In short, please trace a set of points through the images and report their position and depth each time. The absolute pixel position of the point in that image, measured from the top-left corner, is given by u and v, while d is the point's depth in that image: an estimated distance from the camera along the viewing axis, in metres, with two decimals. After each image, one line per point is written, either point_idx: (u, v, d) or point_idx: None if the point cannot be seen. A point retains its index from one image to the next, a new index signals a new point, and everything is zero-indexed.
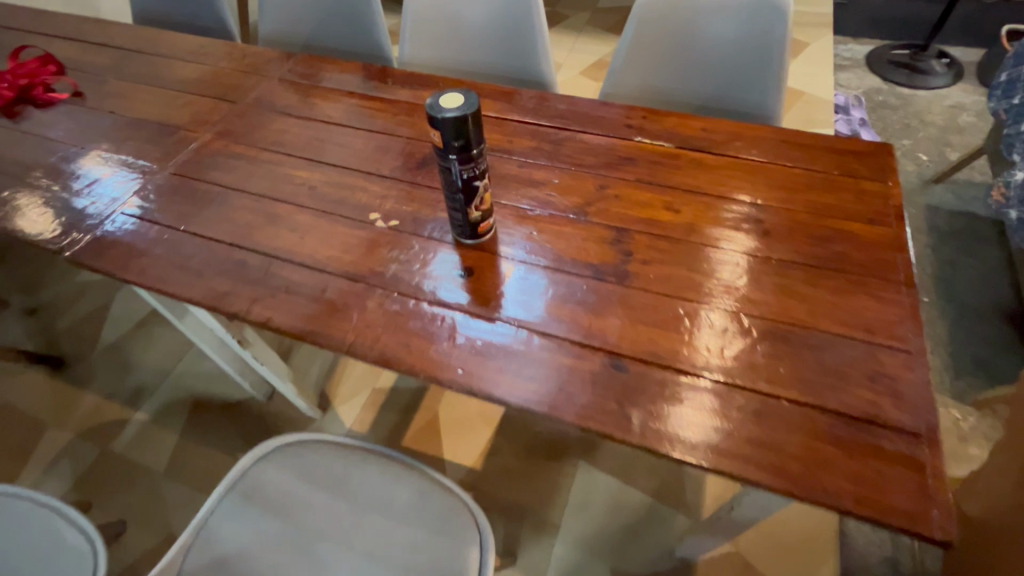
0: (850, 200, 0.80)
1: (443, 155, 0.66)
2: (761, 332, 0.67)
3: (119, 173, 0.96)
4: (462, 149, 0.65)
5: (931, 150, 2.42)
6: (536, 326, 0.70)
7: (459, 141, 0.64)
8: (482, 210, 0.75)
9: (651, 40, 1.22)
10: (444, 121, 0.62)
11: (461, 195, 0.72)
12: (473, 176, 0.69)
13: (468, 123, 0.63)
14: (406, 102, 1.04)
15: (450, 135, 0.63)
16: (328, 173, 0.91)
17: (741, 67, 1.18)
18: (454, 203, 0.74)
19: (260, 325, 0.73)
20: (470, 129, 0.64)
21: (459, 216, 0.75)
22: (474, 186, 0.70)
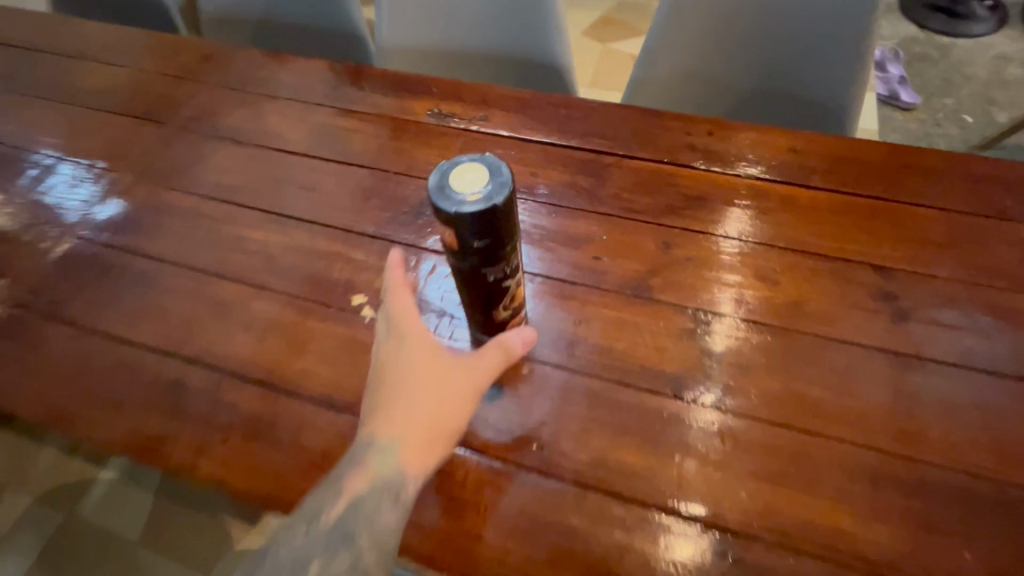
0: (1011, 259, 0.58)
1: (457, 256, 0.45)
2: (921, 486, 0.47)
3: (73, 173, 0.77)
4: (487, 250, 0.44)
5: (976, 110, 2.17)
6: (599, 480, 0.50)
7: (484, 239, 0.42)
8: (512, 310, 0.53)
9: (692, 21, 0.92)
10: (461, 214, 0.40)
11: (482, 299, 0.50)
12: (502, 278, 0.47)
13: (496, 216, 0.41)
14: (389, 118, 0.79)
15: (471, 236, 0.42)
16: (292, 232, 0.67)
17: (812, 61, 0.89)
18: (470, 305, 0.51)
19: (210, 486, 0.52)
20: (502, 224, 0.42)
21: (476, 319, 0.53)
22: (502, 288, 0.49)
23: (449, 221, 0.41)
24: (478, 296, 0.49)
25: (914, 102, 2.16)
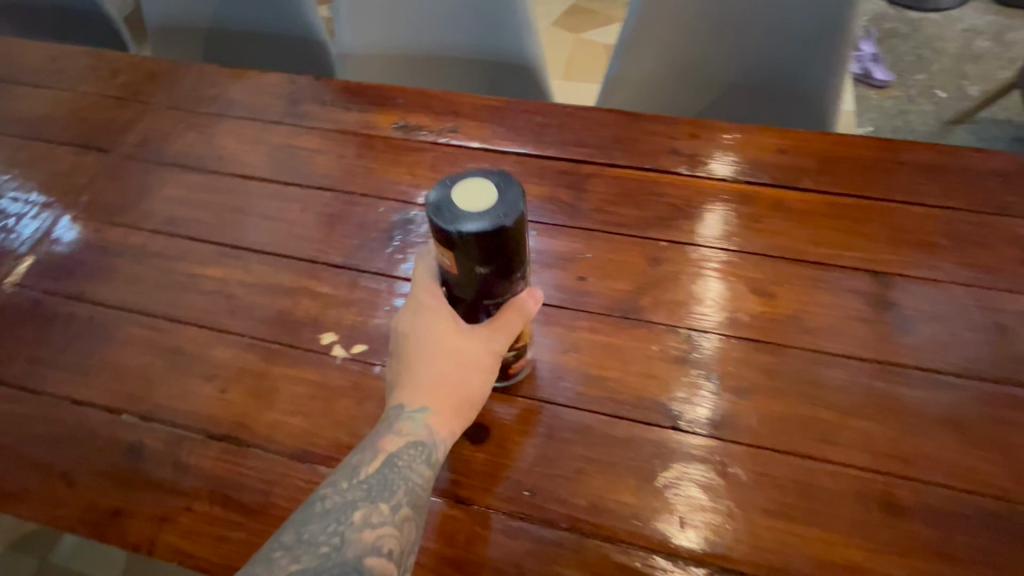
0: (1013, 255, 0.56)
1: (457, 276, 0.44)
2: (934, 510, 0.45)
3: (16, 202, 0.71)
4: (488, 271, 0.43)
5: (949, 84, 2.17)
6: (597, 525, 0.46)
7: (485, 261, 0.42)
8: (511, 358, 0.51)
9: (668, 16, 0.88)
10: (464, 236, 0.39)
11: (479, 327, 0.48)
12: (500, 301, 0.46)
13: (501, 238, 0.41)
14: (353, 135, 0.74)
15: (471, 256, 0.41)
16: (253, 267, 0.62)
17: (790, 56, 0.86)
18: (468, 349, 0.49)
19: (174, 561, 0.47)
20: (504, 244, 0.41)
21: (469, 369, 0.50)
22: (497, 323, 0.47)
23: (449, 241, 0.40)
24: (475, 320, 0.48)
25: (887, 80, 2.16)
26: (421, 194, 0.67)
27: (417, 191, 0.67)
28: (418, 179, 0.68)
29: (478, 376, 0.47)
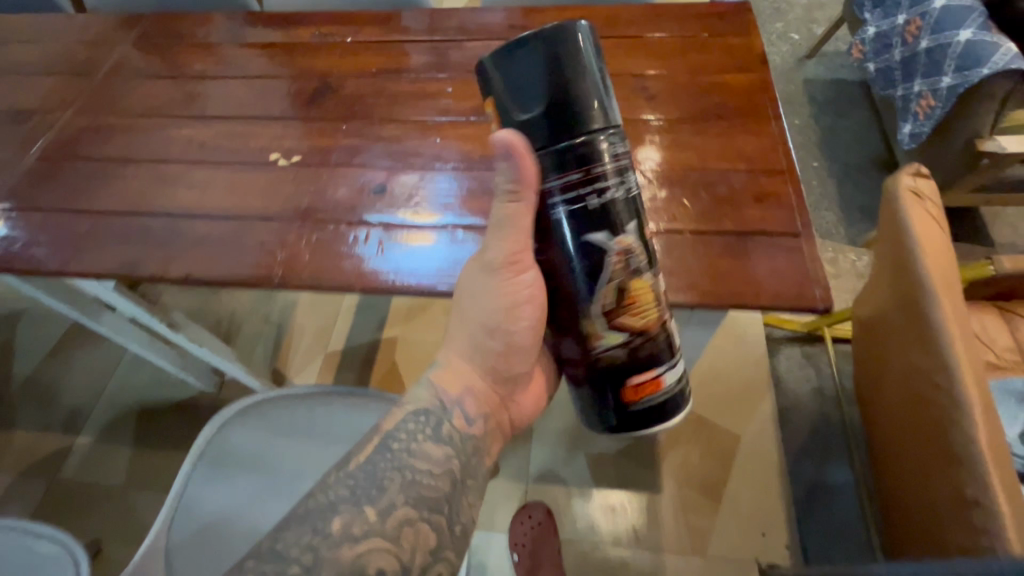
0: (720, 56, 0.87)
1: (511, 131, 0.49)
2: (660, 183, 0.74)
3: None
4: (533, 118, 0.48)
5: (801, 30, 2.50)
6: (458, 224, 0.74)
7: (525, 104, 0.48)
8: (615, 351, 0.54)
9: None
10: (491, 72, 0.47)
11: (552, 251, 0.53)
12: (570, 184, 0.49)
13: (539, 62, 0.46)
14: (277, 45, 1.00)
15: (506, 99, 0.48)
16: (217, 125, 0.87)
17: None
18: (551, 314, 0.58)
19: (184, 281, 0.71)
20: (543, 85, 0.46)
21: (570, 366, 0.59)
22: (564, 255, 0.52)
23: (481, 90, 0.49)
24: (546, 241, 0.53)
25: None
26: (334, 73, 0.93)
27: (331, 71, 0.94)
28: (332, 63, 0.95)
29: (487, 325, 0.63)
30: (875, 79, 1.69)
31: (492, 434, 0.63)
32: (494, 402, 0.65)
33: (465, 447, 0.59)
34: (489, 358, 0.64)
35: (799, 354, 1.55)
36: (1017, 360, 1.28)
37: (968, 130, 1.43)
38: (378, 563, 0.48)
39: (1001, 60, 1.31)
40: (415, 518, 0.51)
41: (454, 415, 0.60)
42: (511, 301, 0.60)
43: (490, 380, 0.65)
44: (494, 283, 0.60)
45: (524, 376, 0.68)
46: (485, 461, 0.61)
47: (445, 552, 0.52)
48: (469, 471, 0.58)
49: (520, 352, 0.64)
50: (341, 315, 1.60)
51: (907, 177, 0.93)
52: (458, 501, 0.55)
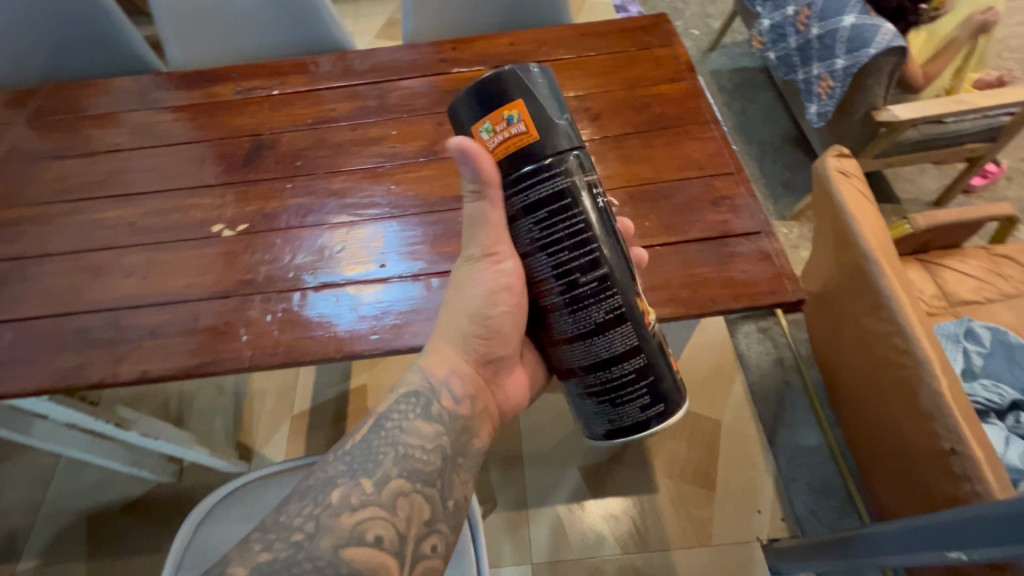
0: (651, 68, 0.91)
1: (543, 137, 0.49)
2: (621, 201, 0.75)
3: None
4: (562, 123, 0.50)
5: (699, 24, 2.66)
6: (426, 271, 0.72)
7: (554, 112, 0.49)
8: (661, 325, 0.56)
9: None
10: (519, 75, 0.48)
11: (605, 236, 0.52)
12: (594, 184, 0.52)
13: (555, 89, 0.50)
14: (198, 105, 0.93)
15: (545, 99, 0.48)
16: (144, 202, 0.80)
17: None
18: (583, 317, 0.53)
19: (136, 380, 0.64)
20: (557, 98, 0.50)
21: (621, 363, 0.54)
22: (616, 236, 0.52)
23: (507, 91, 0.47)
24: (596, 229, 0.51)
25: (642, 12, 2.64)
26: (266, 129, 0.89)
27: (261, 127, 0.89)
28: (261, 119, 0.90)
29: (471, 312, 0.60)
30: (777, 66, 1.83)
31: (480, 415, 0.60)
32: (479, 384, 0.62)
33: (455, 425, 0.57)
34: (472, 343, 0.61)
35: (757, 331, 1.63)
36: (944, 305, 1.40)
37: (866, 103, 1.58)
38: (373, 531, 0.47)
39: (883, 39, 1.44)
40: (408, 490, 0.50)
41: (442, 395, 0.57)
42: (491, 283, 0.58)
43: (474, 363, 0.61)
44: (477, 269, 0.58)
45: (508, 361, 0.65)
46: (476, 440, 0.58)
47: (437, 524, 0.51)
48: (459, 449, 0.56)
49: (501, 337, 0.62)
50: (302, 373, 1.52)
51: (832, 158, 1.01)
52: (448, 477, 0.53)
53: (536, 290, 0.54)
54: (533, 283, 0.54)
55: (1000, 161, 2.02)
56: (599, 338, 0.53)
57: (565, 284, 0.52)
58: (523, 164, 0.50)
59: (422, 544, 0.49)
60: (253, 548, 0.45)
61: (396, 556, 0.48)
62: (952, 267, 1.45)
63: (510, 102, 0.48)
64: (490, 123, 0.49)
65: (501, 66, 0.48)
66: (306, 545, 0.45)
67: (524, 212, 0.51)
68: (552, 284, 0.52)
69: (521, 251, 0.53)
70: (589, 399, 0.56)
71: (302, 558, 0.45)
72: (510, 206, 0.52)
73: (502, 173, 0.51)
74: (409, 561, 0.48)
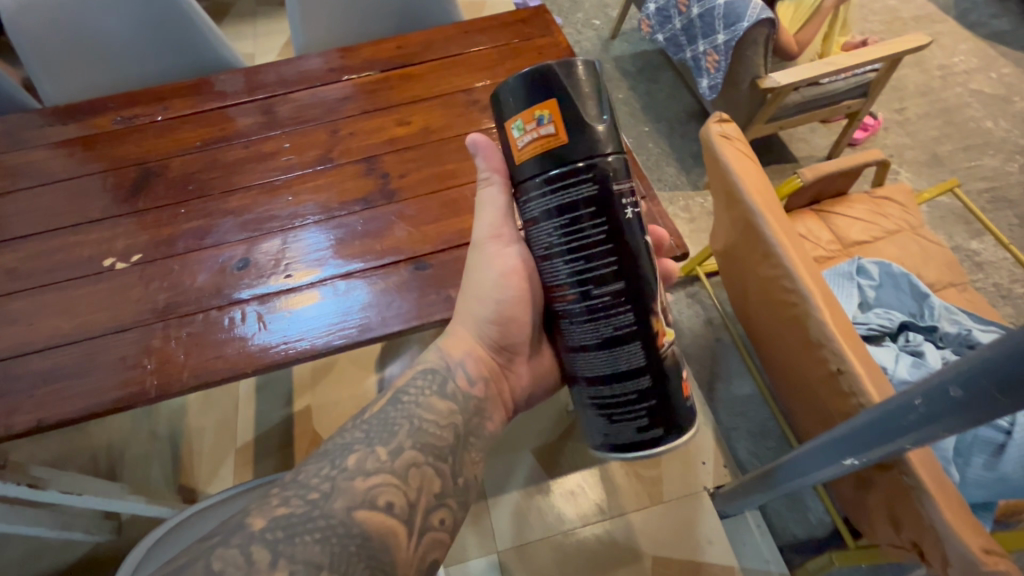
0: (534, 57, 0.95)
1: (579, 140, 0.48)
2: None
3: None
4: (601, 124, 0.49)
5: (598, 13, 2.77)
6: (337, 274, 0.73)
7: (591, 114, 0.49)
8: (674, 345, 0.57)
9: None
10: (561, 74, 0.48)
11: (626, 254, 0.52)
12: (630, 192, 0.51)
13: (600, 88, 0.50)
14: (75, 139, 0.89)
15: (578, 101, 0.48)
16: (25, 246, 0.77)
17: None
18: (594, 330, 0.54)
19: (35, 428, 0.61)
20: (601, 99, 0.50)
21: (624, 381, 0.55)
22: (639, 255, 0.52)
23: (544, 90, 0.48)
24: (617, 243, 0.51)
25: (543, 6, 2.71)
26: (153, 156, 0.86)
27: (145, 155, 0.86)
28: (146, 147, 0.87)
29: (490, 298, 0.65)
30: (668, 47, 1.94)
31: (493, 399, 0.65)
32: (493, 368, 0.67)
33: (468, 405, 0.62)
34: (485, 329, 0.66)
35: (685, 297, 1.73)
36: (840, 248, 1.54)
37: (749, 73, 1.70)
38: (385, 497, 0.50)
39: (754, 13, 1.56)
40: (420, 461, 0.54)
41: (456, 374, 0.63)
42: (498, 267, 0.63)
43: (488, 348, 0.67)
44: (485, 255, 0.65)
45: (525, 346, 0.70)
46: (487, 422, 0.63)
47: (446, 499, 0.54)
48: (470, 429, 0.60)
49: (510, 323, 0.66)
50: (240, 403, 1.47)
51: (714, 124, 1.08)
52: (459, 454, 0.57)
53: (551, 293, 0.55)
54: (548, 285, 0.55)
55: (876, 114, 2.23)
56: (605, 352, 0.55)
57: (578, 294, 0.53)
58: (551, 168, 0.49)
59: (431, 516, 0.52)
60: (271, 502, 0.47)
61: (405, 523, 0.50)
62: (843, 213, 1.59)
63: (543, 101, 0.48)
64: (523, 121, 0.49)
65: (549, 63, 0.49)
66: (321, 504, 0.47)
67: (547, 217, 0.51)
68: (567, 292, 0.53)
69: (536, 255, 0.54)
70: (590, 408, 0.59)
71: (317, 514, 0.47)
72: (535, 206, 0.51)
73: (531, 171, 0.50)
74: (416, 530, 0.51)
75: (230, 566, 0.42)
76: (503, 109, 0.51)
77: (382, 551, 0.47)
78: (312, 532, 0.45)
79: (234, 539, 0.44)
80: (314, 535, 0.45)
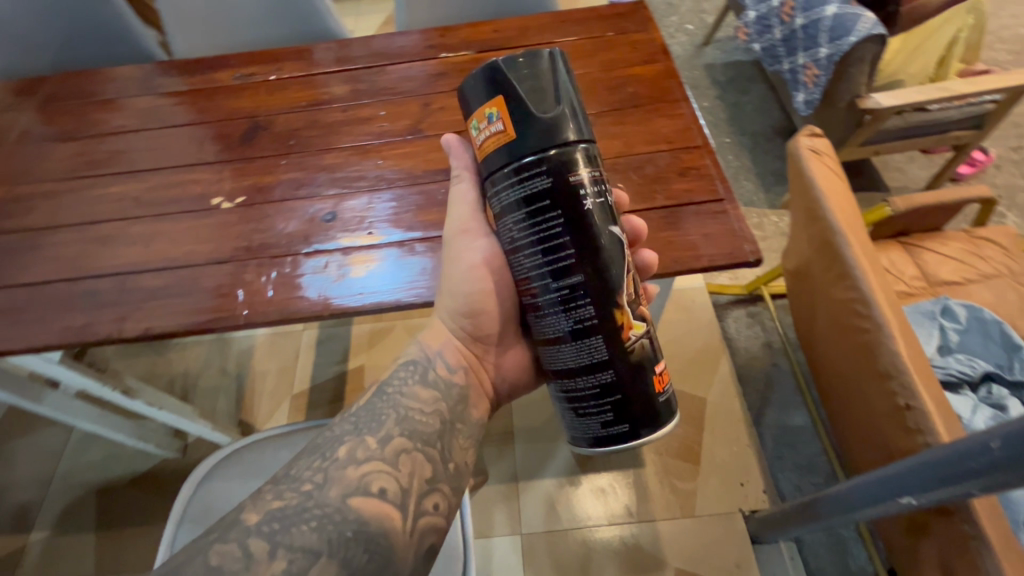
0: (627, 51, 0.96)
1: (522, 134, 0.48)
2: None
3: None
4: (555, 114, 0.48)
5: (694, 18, 2.70)
6: (414, 238, 0.77)
7: (540, 106, 0.48)
8: (644, 341, 0.54)
9: None
10: (508, 70, 0.49)
11: (585, 245, 0.50)
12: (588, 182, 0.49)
13: (557, 78, 0.50)
14: (193, 91, 0.99)
15: (525, 94, 0.48)
16: (149, 179, 0.86)
17: None
18: (554, 324, 0.53)
19: (142, 337, 0.70)
20: (555, 90, 0.49)
21: (584, 375, 0.54)
22: (598, 248, 0.50)
23: (492, 87, 0.49)
24: (575, 235, 0.50)
25: None
26: (262, 111, 0.94)
27: (256, 110, 0.94)
28: (257, 102, 0.95)
29: (460, 293, 0.66)
30: (763, 57, 1.87)
31: (474, 387, 0.65)
32: (473, 358, 0.67)
33: (451, 393, 0.62)
34: (458, 320, 0.67)
35: (745, 315, 1.66)
36: (925, 286, 1.43)
37: (850, 91, 1.61)
38: (378, 483, 0.51)
39: (863, 28, 1.48)
40: (410, 448, 0.55)
41: (437, 364, 0.63)
42: (466, 259, 0.65)
43: (464, 339, 0.67)
44: (456, 249, 0.66)
45: (499, 335, 0.69)
46: (472, 409, 0.63)
47: (439, 484, 0.55)
48: (458, 416, 0.61)
49: (482, 314, 0.67)
50: (301, 355, 1.57)
51: (804, 137, 1.05)
52: (448, 439, 0.58)
53: (518, 286, 0.55)
54: (515, 277, 0.55)
55: (988, 150, 2.05)
56: (567, 347, 0.53)
57: (541, 286, 0.52)
58: (503, 163, 0.50)
59: (424, 500, 0.53)
60: (265, 497, 0.49)
61: (399, 508, 0.51)
62: (934, 249, 1.48)
63: (491, 99, 0.49)
64: (476, 121, 0.51)
65: (501, 60, 0.49)
66: (316, 494, 0.49)
67: (507, 211, 0.51)
68: (529, 284, 0.53)
69: (504, 248, 0.54)
70: (560, 401, 0.58)
71: (311, 504, 0.48)
72: (495, 203, 0.52)
73: (490, 166, 0.51)
74: (411, 516, 0.52)
75: (226, 560, 0.43)
76: (467, 112, 0.53)
77: (380, 536, 0.49)
78: (308, 521, 0.47)
79: (231, 534, 0.45)
80: (310, 524, 0.47)
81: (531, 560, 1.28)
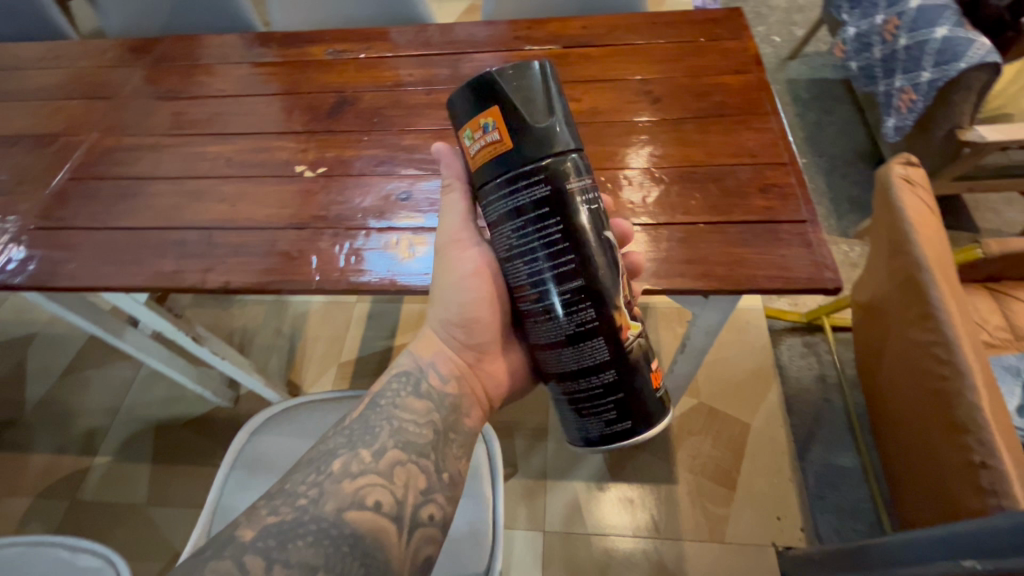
0: (718, 59, 0.93)
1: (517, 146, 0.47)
2: (665, 179, 0.80)
3: None
4: (551, 126, 0.47)
5: (782, 30, 2.58)
6: None
7: (535, 117, 0.47)
8: (641, 340, 0.54)
9: None
10: (501, 79, 0.47)
11: (586, 250, 0.50)
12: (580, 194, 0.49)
13: (549, 86, 0.48)
14: (286, 63, 1.03)
15: (521, 106, 0.47)
16: (240, 142, 0.91)
17: None
18: (552, 330, 0.52)
19: (222, 289, 0.74)
20: (547, 101, 0.48)
21: (584, 377, 0.53)
22: (592, 255, 0.50)
23: (486, 97, 0.47)
24: (574, 241, 0.49)
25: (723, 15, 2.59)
26: (349, 87, 0.97)
27: (343, 85, 0.98)
28: (345, 78, 0.99)
29: (450, 304, 0.65)
30: (856, 77, 1.77)
31: (467, 395, 0.65)
32: (466, 368, 0.67)
33: (443, 403, 0.62)
34: (451, 330, 0.67)
35: (800, 343, 1.58)
36: (1010, 338, 1.33)
37: (950, 121, 1.50)
38: (372, 497, 0.52)
39: (977, 53, 1.37)
40: (404, 460, 0.56)
41: (430, 374, 0.64)
42: (459, 270, 0.64)
43: (456, 349, 0.67)
44: (448, 259, 0.66)
45: (493, 345, 0.68)
46: (465, 418, 0.63)
47: (434, 494, 0.55)
48: (450, 425, 0.61)
49: (476, 324, 0.66)
50: (351, 326, 1.62)
51: (899, 166, 0.98)
52: (442, 449, 0.59)
53: (514, 294, 0.54)
54: (510, 285, 0.54)
55: None
56: (567, 351, 0.53)
57: (539, 293, 0.51)
58: (497, 173, 0.49)
59: (420, 511, 0.54)
60: (260, 512, 0.49)
61: (394, 520, 0.52)
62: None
63: (485, 109, 0.47)
64: (470, 130, 0.49)
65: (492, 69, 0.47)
66: (311, 509, 0.50)
67: (503, 222, 0.50)
68: (527, 291, 0.52)
69: (499, 259, 0.53)
70: (560, 404, 0.57)
71: (307, 519, 0.49)
72: (486, 215, 0.51)
73: (483, 177, 0.50)
74: (406, 527, 0.53)
75: None
76: (455, 121, 0.51)
77: (375, 549, 0.50)
78: (304, 537, 0.48)
79: (227, 550, 0.46)
80: (305, 539, 0.48)
81: (549, 559, 1.29)
